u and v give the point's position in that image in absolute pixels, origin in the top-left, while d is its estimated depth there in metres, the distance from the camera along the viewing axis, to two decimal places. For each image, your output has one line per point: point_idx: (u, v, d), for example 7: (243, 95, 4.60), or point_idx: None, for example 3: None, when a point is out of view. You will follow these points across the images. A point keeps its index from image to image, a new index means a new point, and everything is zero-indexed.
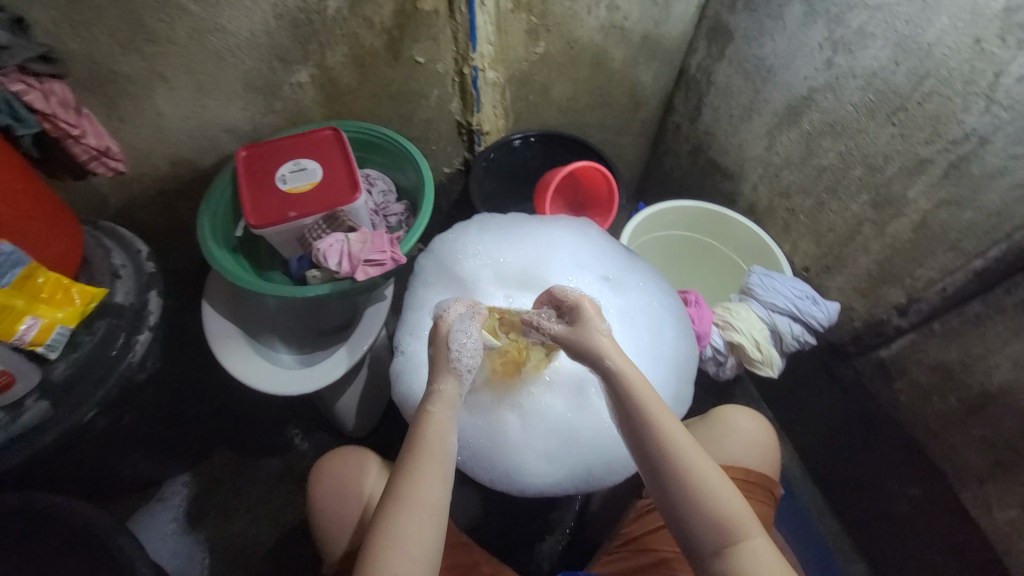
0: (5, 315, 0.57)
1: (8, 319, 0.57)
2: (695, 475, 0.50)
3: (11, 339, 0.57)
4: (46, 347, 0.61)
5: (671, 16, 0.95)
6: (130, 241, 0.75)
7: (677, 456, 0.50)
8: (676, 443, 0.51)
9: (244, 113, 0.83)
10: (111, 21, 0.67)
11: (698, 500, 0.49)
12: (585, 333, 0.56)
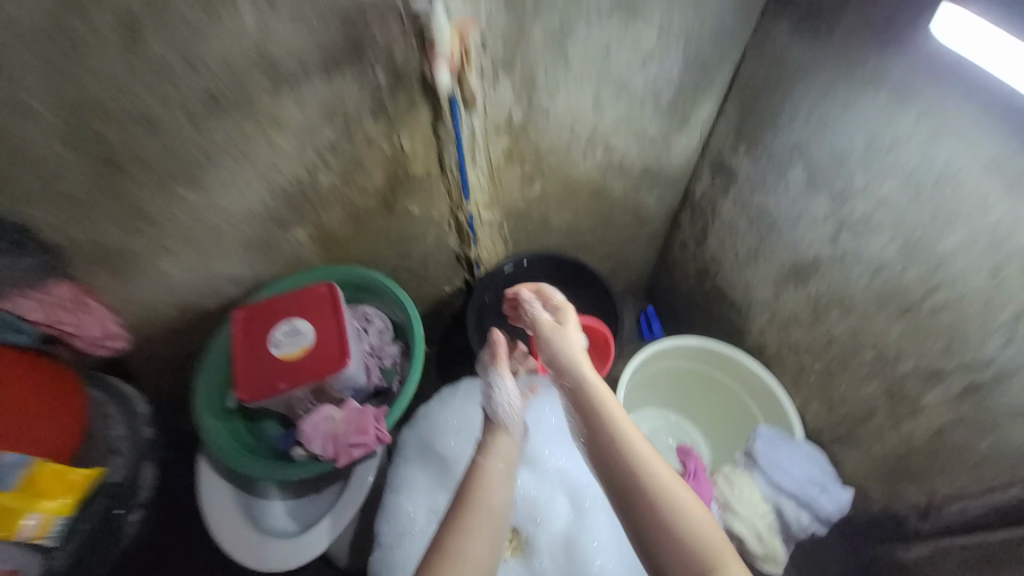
0: (6, 519, 0.60)
1: (10, 521, 0.60)
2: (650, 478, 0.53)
3: (12, 537, 0.61)
4: (47, 537, 0.65)
5: (673, 150, 0.92)
6: (132, 400, 0.78)
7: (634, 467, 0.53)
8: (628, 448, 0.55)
9: (245, 267, 0.85)
10: (111, 214, 0.68)
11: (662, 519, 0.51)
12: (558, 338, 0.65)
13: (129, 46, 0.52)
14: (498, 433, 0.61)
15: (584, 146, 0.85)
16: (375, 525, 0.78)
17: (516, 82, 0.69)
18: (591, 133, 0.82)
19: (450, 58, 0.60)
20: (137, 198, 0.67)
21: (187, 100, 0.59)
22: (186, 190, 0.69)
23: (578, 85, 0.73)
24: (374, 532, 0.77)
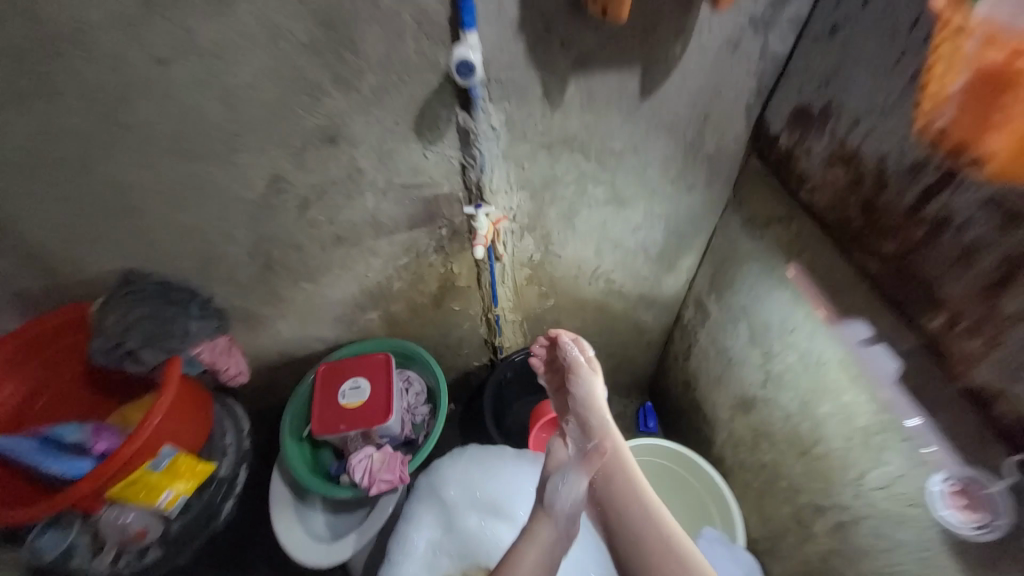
0: (153, 488, 0.87)
1: (154, 491, 0.87)
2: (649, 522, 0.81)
3: (153, 503, 0.88)
4: (172, 507, 0.91)
5: (664, 284, 1.15)
6: (240, 420, 1.06)
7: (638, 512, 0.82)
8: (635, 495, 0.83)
9: (330, 332, 1.16)
10: (254, 294, 1.01)
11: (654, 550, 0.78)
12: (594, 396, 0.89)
13: (299, 214, 0.86)
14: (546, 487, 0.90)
15: (588, 277, 1.11)
16: (388, 546, 1.02)
17: (537, 239, 0.98)
18: (595, 271, 1.09)
19: (485, 238, 0.88)
20: (275, 286, 1.00)
21: (322, 238, 0.91)
22: (306, 284, 1.01)
23: (585, 242, 1.01)
24: (386, 552, 1.00)
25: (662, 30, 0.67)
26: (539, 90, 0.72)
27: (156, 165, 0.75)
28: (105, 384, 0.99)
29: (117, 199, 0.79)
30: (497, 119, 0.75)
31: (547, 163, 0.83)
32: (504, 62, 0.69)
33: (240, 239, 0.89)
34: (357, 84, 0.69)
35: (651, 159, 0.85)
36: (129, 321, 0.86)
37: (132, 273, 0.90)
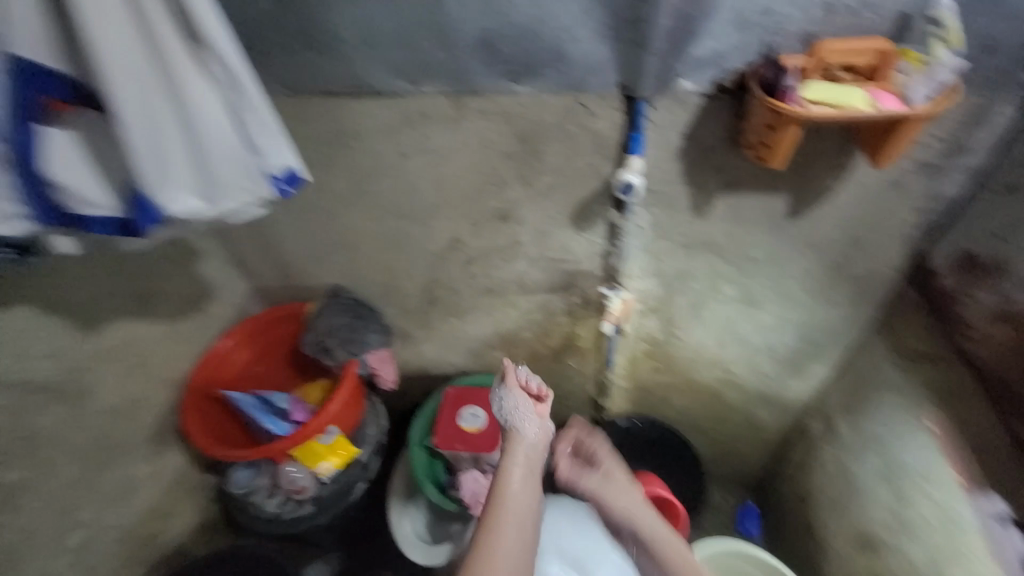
0: (315, 455, 1.12)
1: (315, 458, 1.12)
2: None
3: (314, 468, 1.12)
4: (326, 475, 1.15)
5: (789, 387, 1.12)
6: (381, 416, 1.30)
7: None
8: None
9: (461, 361, 1.36)
10: (414, 319, 1.25)
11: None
12: (614, 496, 0.92)
13: (464, 266, 1.06)
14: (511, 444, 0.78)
15: (705, 364, 1.13)
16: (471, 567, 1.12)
17: (661, 320, 1.05)
18: (713, 359, 1.11)
19: (614, 316, 0.98)
20: (431, 316, 1.23)
21: (477, 287, 1.11)
22: (454, 320, 1.22)
23: (708, 330, 1.05)
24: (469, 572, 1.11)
25: (817, 164, 0.72)
26: (687, 201, 0.82)
27: (377, 219, 1.01)
28: (297, 365, 1.29)
29: (345, 238, 1.07)
30: (645, 220, 0.86)
31: (683, 259, 0.91)
32: (660, 177, 0.80)
33: (416, 278, 1.13)
34: (534, 182, 0.86)
35: (791, 270, 0.87)
36: (331, 328, 1.14)
37: (338, 288, 1.18)
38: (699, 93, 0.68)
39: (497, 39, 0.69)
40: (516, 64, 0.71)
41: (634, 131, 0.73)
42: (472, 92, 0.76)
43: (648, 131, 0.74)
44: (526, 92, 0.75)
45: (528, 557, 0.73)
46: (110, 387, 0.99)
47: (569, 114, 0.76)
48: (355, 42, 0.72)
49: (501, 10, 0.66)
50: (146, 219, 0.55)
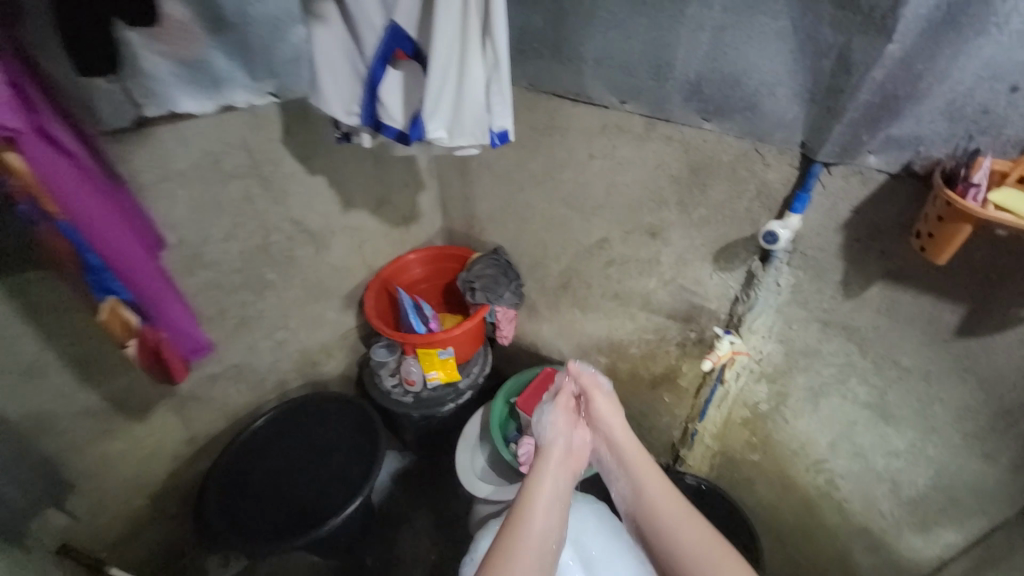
0: (429, 362, 1.40)
1: (429, 364, 1.40)
2: (705, 546, 0.81)
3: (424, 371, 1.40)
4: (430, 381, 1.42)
5: (904, 538, 0.95)
6: (485, 361, 1.52)
7: (695, 537, 0.81)
8: (687, 515, 0.84)
9: (568, 352, 1.48)
10: (545, 299, 1.43)
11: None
12: (611, 421, 0.91)
13: (603, 267, 1.19)
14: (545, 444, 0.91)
15: (807, 463, 1.03)
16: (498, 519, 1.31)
17: (771, 392, 1.01)
18: (818, 462, 1.01)
19: (719, 358, 0.97)
20: (560, 300, 1.39)
21: (607, 289, 1.22)
22: (578, 313, 1.37)
23: (823, 425, 0.97)
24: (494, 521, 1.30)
25: (1008, 284, 0.65)
26: (838, 276, 0.81)
27: (550, 202, 1.21)
28: (450, 298, 1.61)
29: (521, 210, 1.31)
30: (786, 280, 0.87)
31: (815, 336, 0.88)
32: (815, 242, 0.81)
33: (561, 262, 1.30)
34: (691, 211, 0.94)
35: (944, 395, 0.78)
36: (482, 272, 1.38)
37: (500, 248, 1.43)
38: (883, 171, 0.70)
39: (703, 81, 0.81)
40: (712, 104, 0.82)
41: (801, 190, 0.77)
42: (665, 117, 0.89)
43: (816, 194, 0.78)
44: (712, 129, 0.84)
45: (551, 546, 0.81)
46: (338, 252, 1.41)
47: (743, 158, 0.83)
48: (590, 59, 0.92)
49: (715, 58, 0.78)
50: (415, 134, 0.77)
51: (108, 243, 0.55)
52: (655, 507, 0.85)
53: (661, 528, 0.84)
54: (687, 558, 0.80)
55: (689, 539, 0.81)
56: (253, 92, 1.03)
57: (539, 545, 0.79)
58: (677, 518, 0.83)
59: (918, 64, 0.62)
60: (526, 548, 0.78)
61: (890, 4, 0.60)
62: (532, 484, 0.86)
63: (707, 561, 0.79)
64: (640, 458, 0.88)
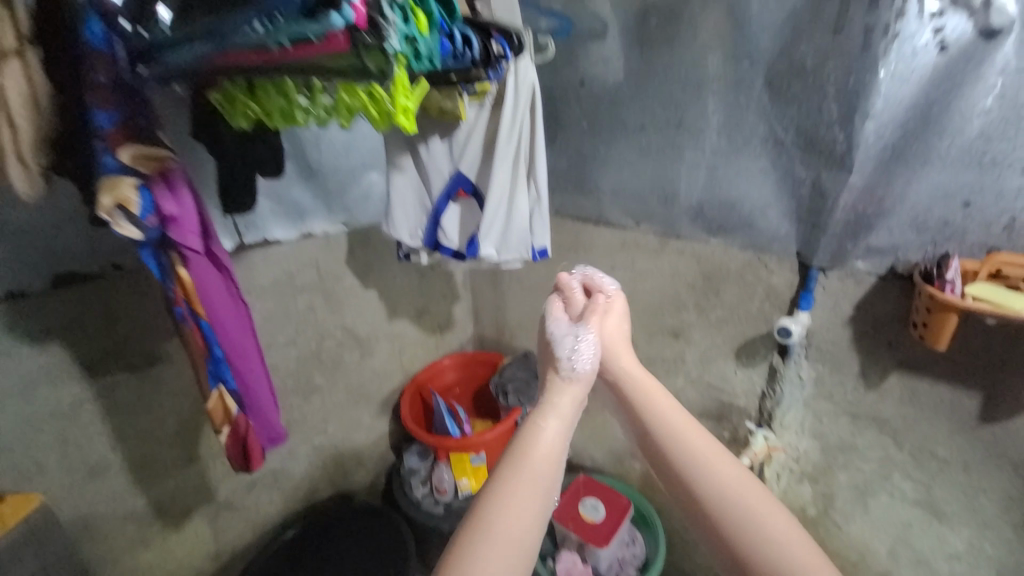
0: (461, 468, 1.39)
1: (461, 471, 1.40)
2: (738, 482, 0.58)
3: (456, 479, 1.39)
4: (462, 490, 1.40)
5: None
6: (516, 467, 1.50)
7: (728, 470, 0.59)
8: (713, 445, 0.62)
9: (601, 458, 1.47)
10: None
11: (770, 537, 0.54)
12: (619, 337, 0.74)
13: None
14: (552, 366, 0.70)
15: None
16: None
17: (817, 492, 0.99)
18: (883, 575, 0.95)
19: (755, 454, 0.98)
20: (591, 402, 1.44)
21: None
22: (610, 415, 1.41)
23: (877, 529, 0.94)
24: None
25: (1012, 369, 0.73)
26: (856, 368, 0.88)
27: None
28: (480, 404, 1.66)
29: None
30: (807, 373, 0.93)
31: (848, 429, 0.92)
32: (828, 337, 0.89)
33: None
34: (708, 312, 1.05)
35: (987, 485, 0.81)
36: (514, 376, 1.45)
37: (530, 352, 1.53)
38: (873, 273, 0.82)
39: (705, 206, 0.99)
40: (715, 223, 0.99)
41: (803, 290, 0.88)
42: (676, 234, 1.05)
43: (818, 294, 0.88)
44: (718, 243, 1.00)
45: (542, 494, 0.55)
46: (381, 358, 1.52)
47: (749, 266, 0.96)
48: (608, 190, 1.12)
49: (713, 187, 0.96)
50: (470, 251, 0.93)
51: (231, 337, 0.65)
52: (676, 435, 0.63)
53: (679, 464, 0.61)
54: (716, 499, 0.57)
55: (717, 474, 0.59)
56: (328, 222, 1.26)
57: (541, 492, 0.55)
58: (699, 445, 0.61)
59: (879, 189, 0.79)
60: (517, 488, 0.55)
61: (845, 148, 0.79)
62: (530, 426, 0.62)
63: (745, 500, 0.57)
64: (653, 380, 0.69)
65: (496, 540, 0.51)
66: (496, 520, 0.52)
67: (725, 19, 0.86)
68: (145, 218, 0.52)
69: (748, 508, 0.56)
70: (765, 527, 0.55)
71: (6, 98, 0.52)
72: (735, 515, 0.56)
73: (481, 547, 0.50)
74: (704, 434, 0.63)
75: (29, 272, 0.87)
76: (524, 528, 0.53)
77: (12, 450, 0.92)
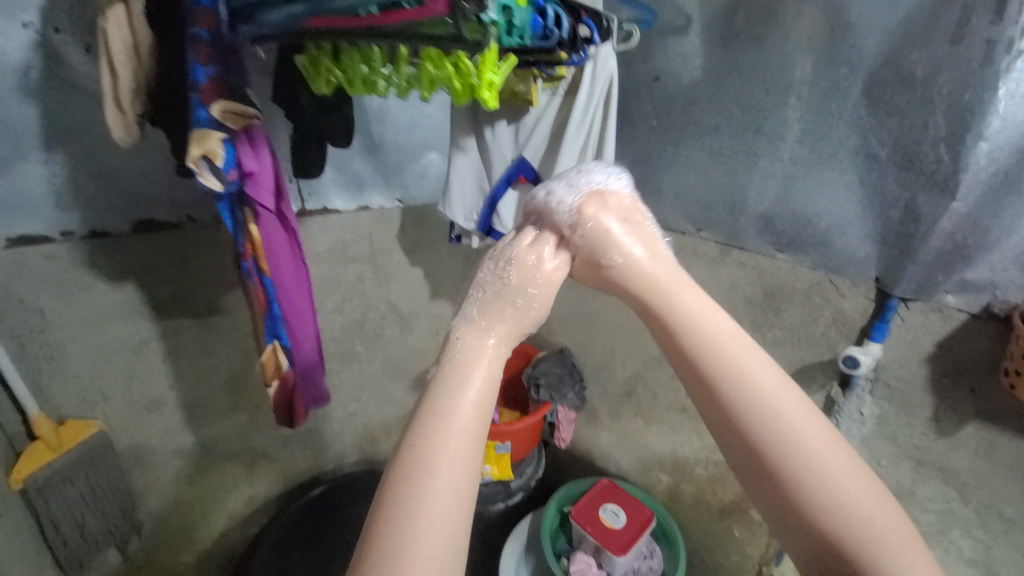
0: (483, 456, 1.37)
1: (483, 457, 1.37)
2: (737, 342, 0.50)
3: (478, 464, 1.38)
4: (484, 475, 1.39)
5: None
6: (536, 459, 1.50)
7: (726, 330, 0.51)
8: (710, 305, 0.53)
9: (626, 468, 1.45)
10: (606, 407, 1.46)
11: (765, 395, 0.47)
12: (649, 250, 0.59)
13: (671, 376, 1.27)
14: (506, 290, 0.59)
15: None
16: None
17: None
18: None
19: None
20: (623, 410, 1.42)
21: (676, 402, 1.26)
22: (640, 426, 1.39)
23: None
24: None
25: None
26: (929, 412, 0.83)
27: (624, 312, 1.33)
28: (508, 393, 1.61)
29: (591, 316, 1.42)
30: (870, 411, 0.88)
31: (908, 476, 0.87)
32: (899, 374, 0.84)
33: (628, 369, 1.37)
34: (764, 332, 0.98)
35: None
36: (548, 370, 1.42)
37: (565, 349, 1.47)
38: (963, 311, 0.77)
39: (775, 218, 0.93)
40: (785, 238, 0.93)
41: (878, 320, 0.82)
42: (738, 245, 1.00)
43: (894, 326, 0.83)
44: (785, 259, 0.94)
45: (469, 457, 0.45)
46: (417, 336, 1.48)
47: (818, 287, 0.90)
48: (670, 192, 1.07)
49: (786, 199, 0.91)
50: None
51: (290, 297, 0.68)
52: (730, 382, 0.49)
53: (699, 361, 0.50)
54: (712, 361, 0.49)
55: (715, 332, 0.51)
56: (385, 197, 1.30)
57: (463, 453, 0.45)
58: (712, 328, 0.51)
59: (983, 219, 0.72)
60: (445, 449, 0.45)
61: (950, 169, 0.72)
62: (467, 361, 0.52)
63: (742, 358, 0.49)
64: (704, 310, 0.52)
65: (449, 418, 0.46)
66: (445, 401, 0.47)
67: (820, 17, 0.79)
68: (228, 173, 0.54)
69: (769, 400, 0.47)
70: (760, 387, 0.48)
71: (112, 47, 0.55)
72: (732, 376, 0.49)
73: (433, 428, 0.46)
74: (720, 315, 0.52)
75: (114, 215, 0.94)
76: (466, 441, 0.46)
77: (81, 377, 1.00)
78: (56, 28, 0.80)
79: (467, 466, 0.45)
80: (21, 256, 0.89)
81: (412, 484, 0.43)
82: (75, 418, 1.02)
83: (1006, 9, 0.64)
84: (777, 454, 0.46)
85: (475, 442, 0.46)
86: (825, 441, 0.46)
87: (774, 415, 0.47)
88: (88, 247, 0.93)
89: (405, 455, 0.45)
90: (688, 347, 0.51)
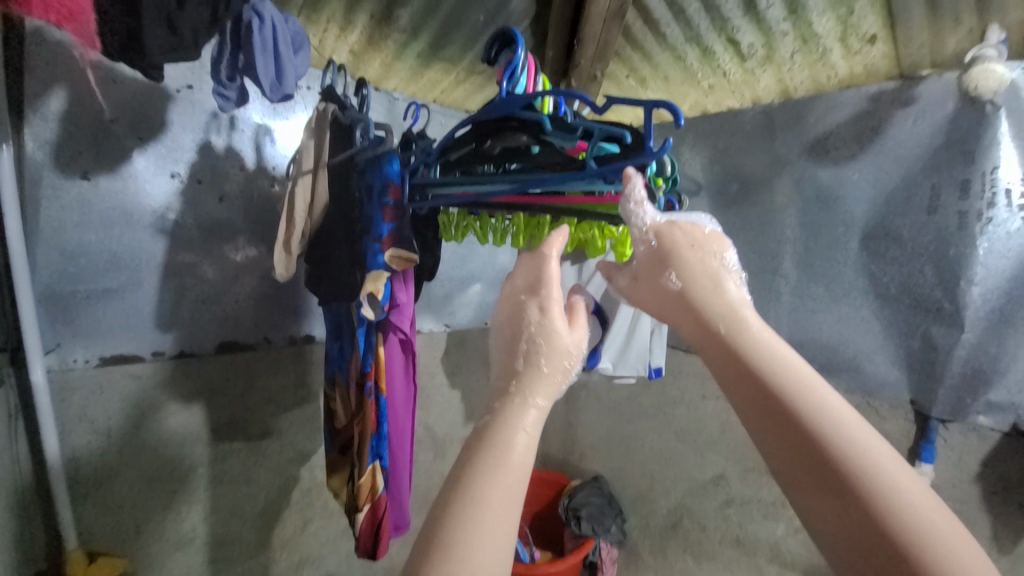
0: None
1: None
2: (787, 353, 0.46)
3: None
4: None
5: None
6: None
7: (798, 364, 0.45)
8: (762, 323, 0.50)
9: None
10: (648, 542, 1.40)
11: (819, 403, 0.42)
12: (722, 285, 0.53)
13: (720, 507, 1.23)
14: (551, 336, 0.53)
15: None
16: None
17: None
18: None
19: None
20: (667, 545, 1.35)
21: (725, 536, 1.22)
22: (687, 563, 1.31)
23: None
24: None
25: None
26: (988, 532, 0.86)
27: (662, 435, 1.35)
28: (538, 531, 1.55)
29: (625, 439, 1.45)
30: None
31: None
32: (954, 494, 0.89)
33: (670, 497, 1.34)
34: None
35: None
36: (586, 500, 1.40)
37: (600, 476, 1.49)
38: (998, 429, 0.84)
39: (801, 347, 1.07)
40: (816, 363, 1.06)
41: (924, 441, 0.90)
42: None
43: (939, 446, 0.91)
44: None
45: (497, 538, 0.37)
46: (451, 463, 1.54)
47: (858, 409, 1.00)
48: None
49: (804, 329, 1.06)
50: (592, 361, 1.01)
51: (396, 414, 0.73)
52: (814, 423, 0.41)
53: (774, 395, 0.43)
54: (762, 370, 0.45)
55: (763, 339, 0.47)
56: (435, 323, 1.39)
57: (495, 533, 0.37)
58: (787, 367, 0.45)
59: (992, 346, 0.82)
60: (484, 527, 0.36)
61: (952, 307, 0.85)
62: (503, 419, 0.45)
63: (789, 364, 0.45)
64: (774, 346, 0.47)
65: (492, 484, 0.39)
66: (497, 458, 0.41)
67: (799, 191, 1.06)
68: (382, 304, 0.63)
69: (864, 450, 0.39)
70: (832, 417, 0.41)
71: (295, 204, 0.69)
72: (784, 387, 0.43)
73: (474, 489, 0.38)
74: (795, 355, 0.46)
75: (202, 339, 0.99)
76: (504, 512, 0.38)
77: (122, 509, 0.94)
78: (198, 179, 0.96)
79: (497, 545, 0.36)
80: (109, 378, 0.89)
81: (444, 560, 0.34)
82: (100, 555, 0.90)
83: (969, 189, 0.84)
84: (886, 524, 0.36)
85: (514, 518, 0.39)
86: (894, 463, 0.38)
87: (871, 470, 0.38)
88: (173, 367, 0.96)
89: (445, 523, 0.37)
90: (732, 351, 0.47)
